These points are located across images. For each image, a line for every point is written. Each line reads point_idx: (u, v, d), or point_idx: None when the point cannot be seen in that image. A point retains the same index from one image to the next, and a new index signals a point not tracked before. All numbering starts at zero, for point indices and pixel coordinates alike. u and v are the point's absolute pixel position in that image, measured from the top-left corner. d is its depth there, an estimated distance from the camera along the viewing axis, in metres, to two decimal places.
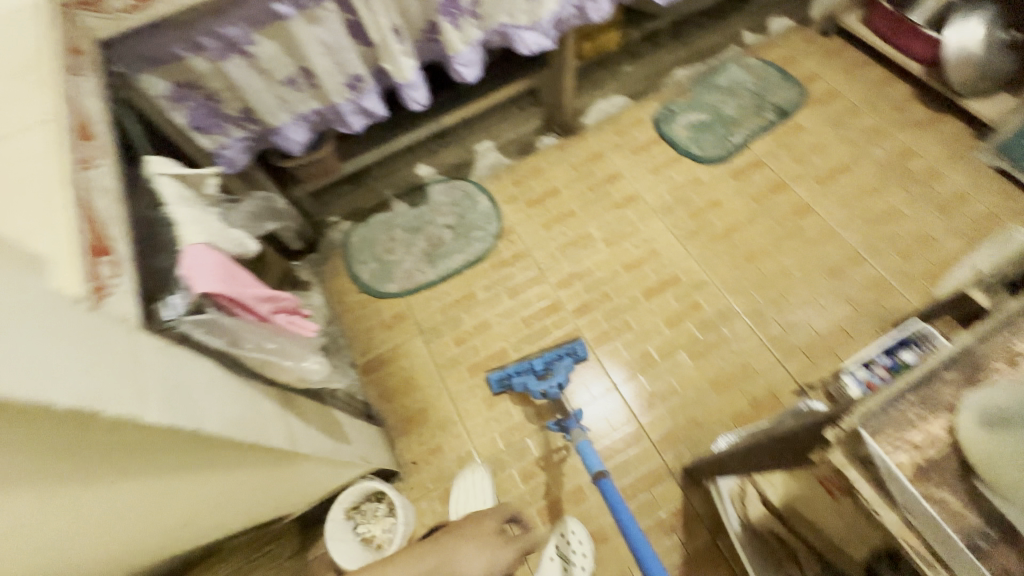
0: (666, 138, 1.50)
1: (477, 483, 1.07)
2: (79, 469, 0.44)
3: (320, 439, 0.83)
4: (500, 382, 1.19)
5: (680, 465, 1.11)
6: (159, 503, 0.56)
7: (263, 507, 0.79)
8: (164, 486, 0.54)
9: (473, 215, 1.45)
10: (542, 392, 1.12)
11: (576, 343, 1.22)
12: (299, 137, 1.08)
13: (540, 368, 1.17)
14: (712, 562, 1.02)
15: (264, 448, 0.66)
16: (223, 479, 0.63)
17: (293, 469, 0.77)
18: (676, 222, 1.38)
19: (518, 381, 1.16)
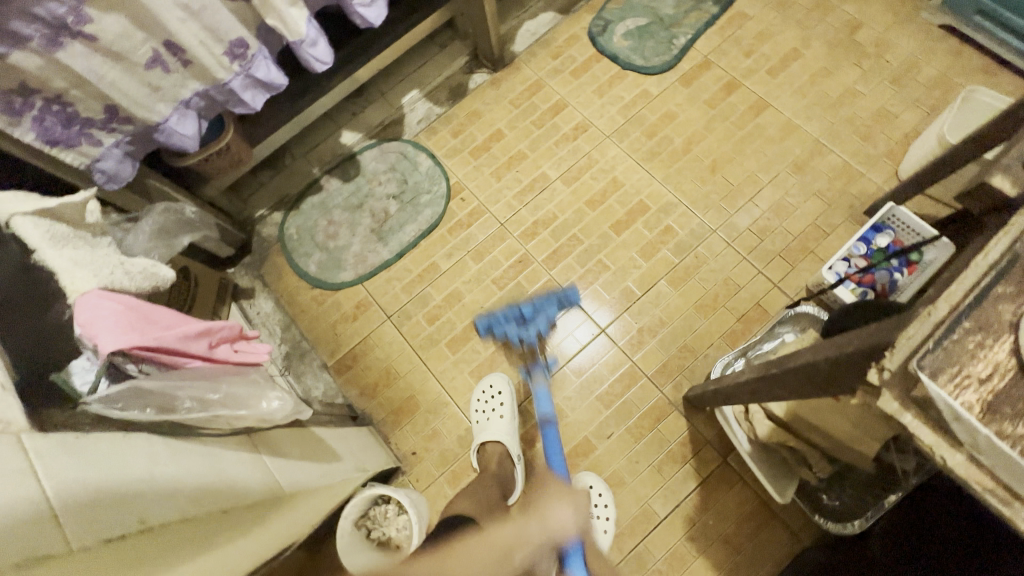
0: (606, 52, 1.37)
1: (496, 402, 1.08)
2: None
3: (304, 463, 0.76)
4: (486, 327, 1.12)
5: (679, 395, 1.10)
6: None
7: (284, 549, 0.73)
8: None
9: (416, 178, 1.31)
10: (519, 339, 1.12)
11: (569, 288, 1.15)
12: (191, 131, 0.90)
13: (527, 314, 1.12)
14: (728, 482, 1.04)
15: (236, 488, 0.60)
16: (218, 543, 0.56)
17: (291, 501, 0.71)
18: (634, 145, 1.29)
19: (506, 329, 1.11)
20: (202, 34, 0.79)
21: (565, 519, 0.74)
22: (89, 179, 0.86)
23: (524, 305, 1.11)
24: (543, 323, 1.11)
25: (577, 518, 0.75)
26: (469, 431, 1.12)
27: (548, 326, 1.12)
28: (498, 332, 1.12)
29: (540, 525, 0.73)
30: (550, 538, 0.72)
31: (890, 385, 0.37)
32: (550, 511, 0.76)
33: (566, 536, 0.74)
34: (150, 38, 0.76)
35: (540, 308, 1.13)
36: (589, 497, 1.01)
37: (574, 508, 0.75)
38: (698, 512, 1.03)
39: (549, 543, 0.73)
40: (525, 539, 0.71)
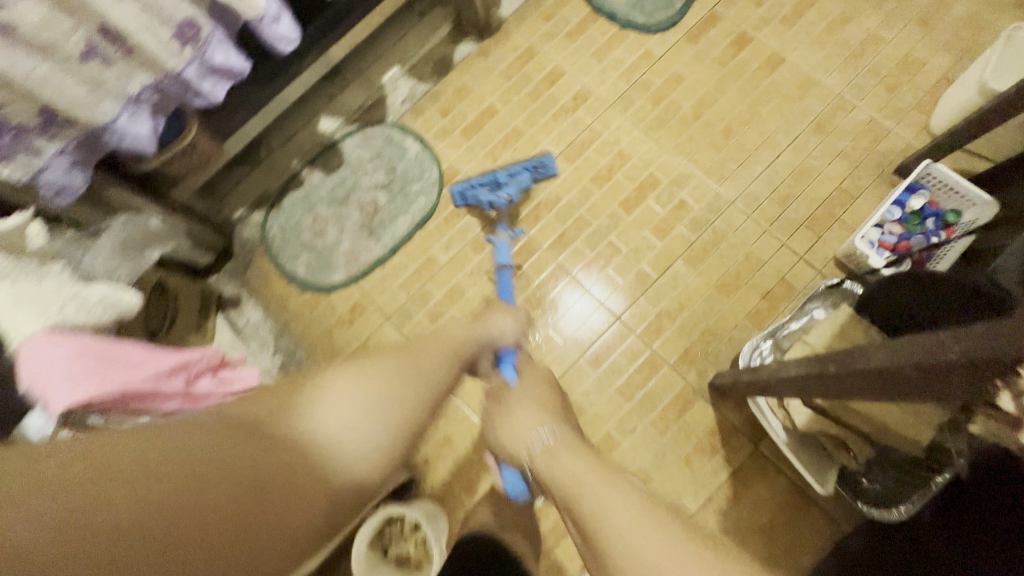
0: (603, 11, 1.24)
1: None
2: None
3: None
4: (462, 196, 1.14)
5: (704, 383, 1.03)
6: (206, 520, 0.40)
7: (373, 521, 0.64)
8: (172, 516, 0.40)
9: (405, 165, 1.21)
10: (490, 204, 1.12)
11: (544, 156, 1.14)
12: (145, 129, 0.79)
13: (501, 179, 1.12)
14: (760, 471, 0.98)
15: None
16: None
17: None
18: (640, 112, 1.18)
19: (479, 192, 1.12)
20: (143, 16, 0.68)
21: (503, 331, 0.70)
22: (34, 194, 0.75)
23: (499, 170, 1.11)
24: (516, 186, 1.11)
25: (514, 329, 0.72)
26: (483, 434, 1.05)
27: (520, 189, 1.11)
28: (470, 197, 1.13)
29: (480, 328, 0.68)
30: (489, 340, 0.68)
31: None
32: (493, 319, 0.71)
33: (503, 342, 0.71)
34: (82, 24, 0.65)
35: (514, 175, 1.13)
36: None
37: (512, 319, 0.73)
38: (731, 504, 0.97)
39: (491, 345, 0.69)
40: (469, 336, 0.63)
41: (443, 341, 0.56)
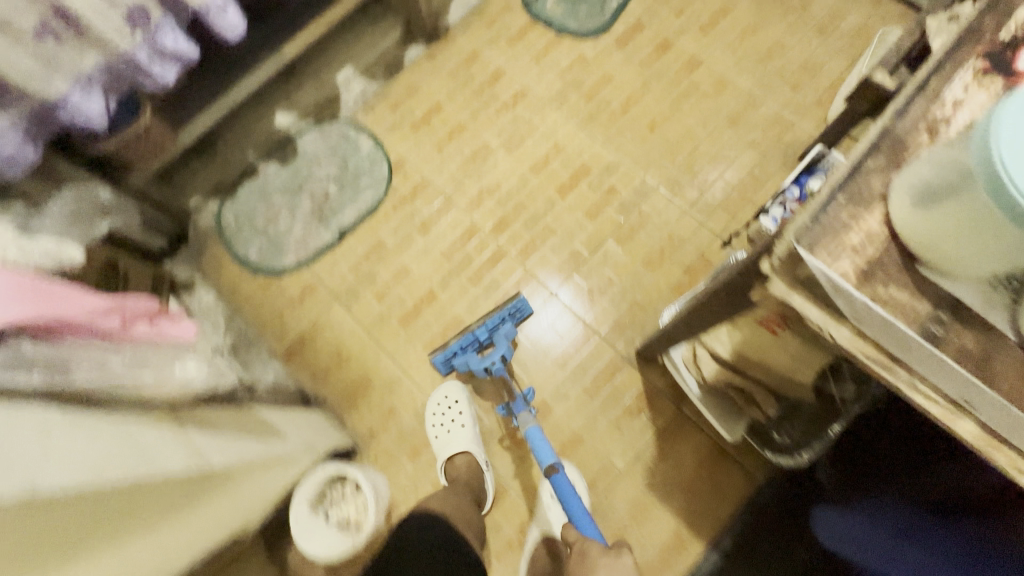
0: (540, 19, 1.36)
1: (454, 412, 1.05)
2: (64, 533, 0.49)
3: (248, 443, 0.74)
4: (446, 363, 1.08)
5: (632, 350, 1.11)
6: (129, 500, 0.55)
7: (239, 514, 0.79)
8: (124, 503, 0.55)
9: (357, 159, 1.28)
10: (485, 369, 1.03)
11: (519, 300, 1.11)
12: (97, 107, 0.85)
13: (484, 339, 1.08)
14: (682, 430, 1.06)
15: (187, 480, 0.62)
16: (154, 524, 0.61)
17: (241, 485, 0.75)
18: (574, 109, 1.29)
19: (461, 359, 1.06)
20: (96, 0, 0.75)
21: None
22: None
23: (478, 329, 1.07)
24: (503, 343, 1.05)
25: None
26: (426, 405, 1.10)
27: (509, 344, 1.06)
28: (460, 368, 1.06)
29: None
30: None
31: (780, 272, 0.37)
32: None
33: None
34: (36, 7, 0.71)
35: (496, 328, 1.09)
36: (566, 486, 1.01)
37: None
38: (657, 463, 1.04)
39: None
40: None
41: None
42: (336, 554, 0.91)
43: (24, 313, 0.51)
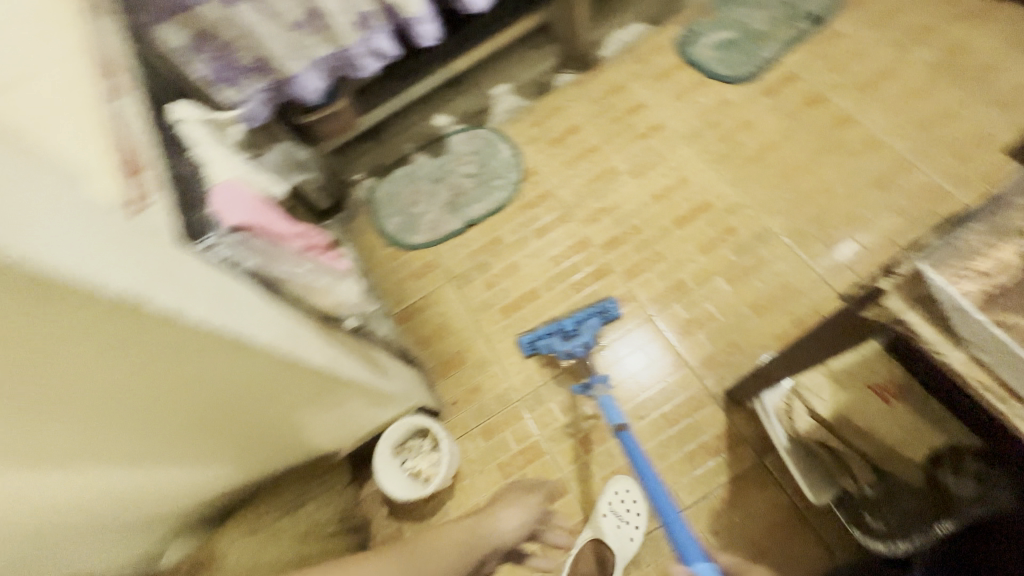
0: (689, 61, 1.43)
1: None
2: (224, 378, 0.61)
3: (360, 367, 0.85)
4: (530, 345, 1.17)
5: (721, 389, 1.10)
6: (274, 376, 0.67)
7: (330, 430, 0.90)
8: (272, 376, 0.66)
9: (495, 163, 1.43)
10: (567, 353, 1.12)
11: (607, 301, 1.18)
12: (315, 85, 1.06)
13: (570, 328, 1.14)
14: (759, 483, 1.01)
15: (314, 379, 0.73)
16: (274, 401, 0.72)
17: (341, 404, 0.85)
18: (708, 148, 1.32)
19: (545, 343, 1.14)
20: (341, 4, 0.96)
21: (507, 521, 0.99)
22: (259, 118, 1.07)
23: (565, 318, 1.13)
24: (588, 333, 1.13)
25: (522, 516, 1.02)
26: (508, 391, 1.18)
27: (593, 336, 1.13)
28: (542, 349, 1.15)
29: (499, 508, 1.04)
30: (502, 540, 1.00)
31: None
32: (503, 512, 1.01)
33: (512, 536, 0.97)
34: (301, 5, 0.93)
35: (583, 321, 1.15)
36: (622, 499, 1.04)
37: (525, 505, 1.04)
38: (725, 508, 1.01)
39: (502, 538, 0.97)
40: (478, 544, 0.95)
41: (441, 552, 0.88)
42: (405, 496, 1.01)
43: (250, 218, 0.68)
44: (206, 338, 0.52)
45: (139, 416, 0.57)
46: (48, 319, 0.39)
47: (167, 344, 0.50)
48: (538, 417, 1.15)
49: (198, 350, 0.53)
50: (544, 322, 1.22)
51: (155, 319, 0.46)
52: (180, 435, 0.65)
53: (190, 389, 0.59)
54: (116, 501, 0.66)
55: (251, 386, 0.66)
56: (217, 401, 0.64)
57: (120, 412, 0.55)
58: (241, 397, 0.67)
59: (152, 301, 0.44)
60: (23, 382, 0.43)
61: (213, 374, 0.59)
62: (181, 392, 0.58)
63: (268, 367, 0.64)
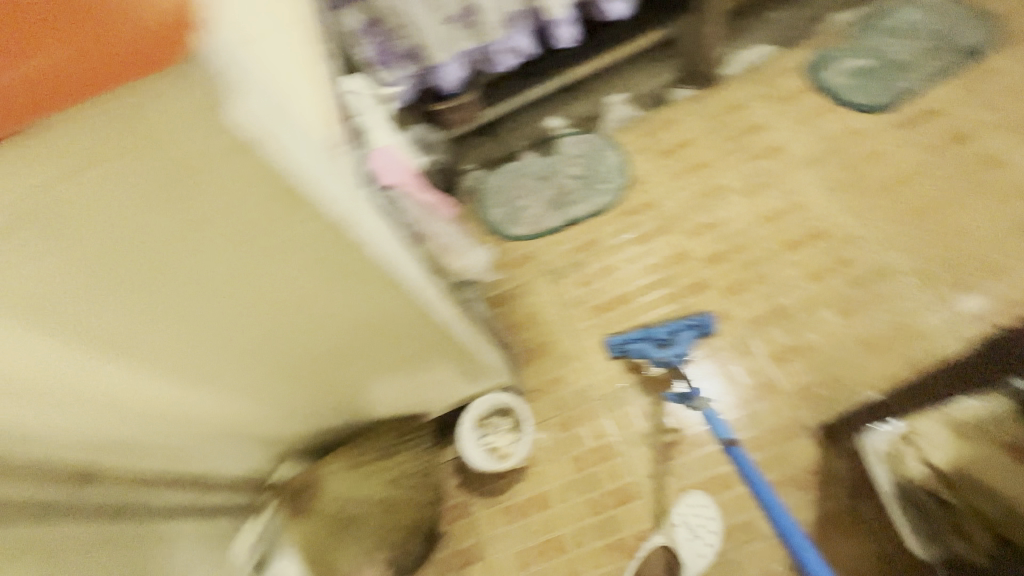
0: (819, 85, 1.39)
1: None
2: (370, 312, 0.68)
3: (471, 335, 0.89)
4: (619, 346, 1.19)
5: (817, 422, 1.05)
6: (406, 319, 0.73)
7: (432, 393, 0.95)
8: (405, 318, 0.72)
9: (602, 167, 1.46)
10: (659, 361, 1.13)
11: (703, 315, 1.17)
12: (455, 75, 1.15)
13: (664, 337, 1.16)
14: (850, 526, 0.97)
15: (435, 331, 0.78)
16: (398, 347, 0.78)
17: (447, 367, 0.90)
18: (829, 174, 1.27)
19: (636, 347, 1.16)
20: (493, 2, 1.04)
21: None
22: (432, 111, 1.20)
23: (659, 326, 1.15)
24: (682, 344, 1.14)
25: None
26: (589, 387, 1.19)
27: (686, 348, 1.14)
28: (633, 353, 1.16)
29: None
30: None
31: None
32: None
33: None
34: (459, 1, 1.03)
35: (676, 332, 1.16)
36: (697, 514, 1.03)
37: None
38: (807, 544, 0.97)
39: None
40: None
41: None
42: (483, 467, 1.05)
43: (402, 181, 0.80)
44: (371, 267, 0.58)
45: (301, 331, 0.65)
46: (280, 220, 0.47)
47: (342, 267, 0.57)
48: (617, 418, 1.15)
49: (364, 280, 0.60)
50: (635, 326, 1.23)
51: (347, 241, 0.53)
52: (321, 357, 0.73)
53: (343, 315, 0.66)
54: (262, 402, 0.77)
55: (387, 326, 0.73)
56: (356, 333, 0.71)
57: (291, 322, 0.63)
58: (375, 334, 0.73)
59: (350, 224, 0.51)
60: (243, 273, 0.52)
61: (363, 306, 0.65)
62: (336, 316, 0.65)
63: (404, 309, 0.70)
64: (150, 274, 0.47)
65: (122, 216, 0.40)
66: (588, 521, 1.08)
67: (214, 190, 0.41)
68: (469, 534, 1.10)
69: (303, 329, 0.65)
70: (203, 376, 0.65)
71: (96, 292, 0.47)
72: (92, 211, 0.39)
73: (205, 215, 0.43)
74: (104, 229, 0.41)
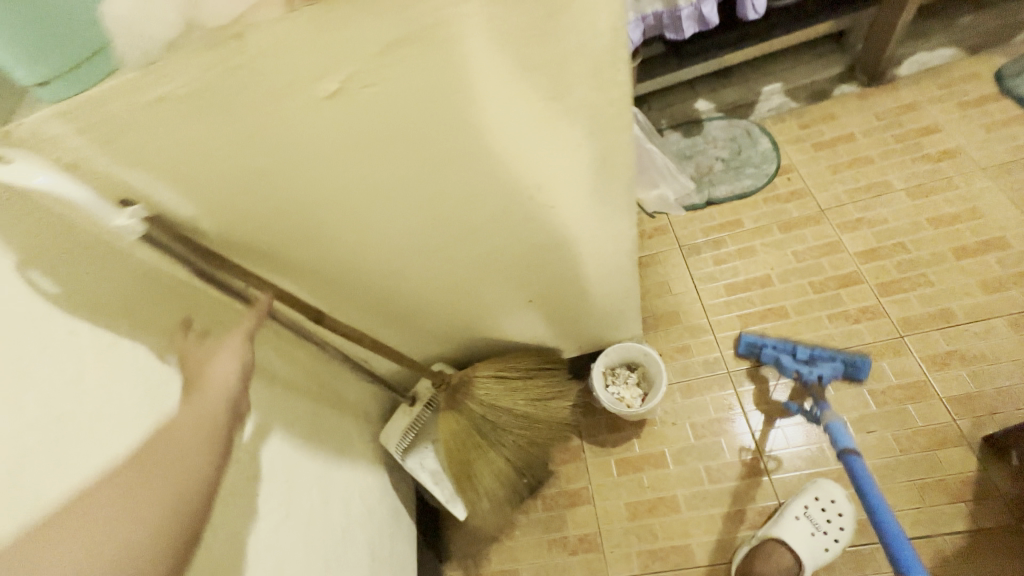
0: (1011, 93, 1.30)
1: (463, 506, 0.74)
2: (567, 230, 0.74)
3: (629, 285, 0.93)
4: (750, 345, 1.15)
5: (977, 434, 0.98)
6: (590, 246, 0.79)
7: (571, 327, 1.02)
8: (590, 244, 0.78)
9: (750, 153, 1.44)
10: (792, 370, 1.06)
11: (863, 358, 1.06)
12: (634, 37, 1.19)
13: (802, 354, 1.09)
14: (1007, 546, 0.90)
15: (605, 262, 0.84)
16: (568, 272, 0.84)
17: (596, 304, 0.96)
18: (1015, 185, 1.19)
19: (769, 352, 1.10)
20: None
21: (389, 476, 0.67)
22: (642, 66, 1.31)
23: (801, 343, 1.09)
24: (826, 368, 1.04)
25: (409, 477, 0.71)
26: (717, 361, 1.18)
27: (830, 375, 1.04)
28: (765, 358, 1.11)
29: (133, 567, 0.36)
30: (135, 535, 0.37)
31: None
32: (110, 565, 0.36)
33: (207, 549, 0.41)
34: None
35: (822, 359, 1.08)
36: (822, 509, 0.97)
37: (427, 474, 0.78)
38: (957, 556, 0.91)
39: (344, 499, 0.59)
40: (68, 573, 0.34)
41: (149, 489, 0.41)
42: (608, 406, 1.07)
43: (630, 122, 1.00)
44: (595, 178, 0.65)
45: (505, 232, 0.72)
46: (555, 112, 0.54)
47: (576, 172, 0.63)
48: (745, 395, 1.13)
49: (585, 196, 0.68)
50: (772, 309, 1.21)
51: (599, 149, 0.60)
52: (505, 264, 0.80)
53: (546, 228, 0.73)
54: (444, 296, 0.86)
55: (571, 252, 0.79)
56: (543, 249, 0.78)
57: (507, 226, 0.71)
58: (558, 254, 0.80)
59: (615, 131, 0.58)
60: (506, 162, 0.59)
61: (567, 220, 0.72)
62: (541, 226, 0.72)
63: (595, 231, 0.76)
64: (438, 150, 0.56)
65: (480, 61, 0.47)
66: (705, 488, 1.06)
67: (546, 67, 0.50)
68: (579, 477, 1.13)
69: (507, 234, 0.73)
70: (418, 258, 0.75)
71: (405, 147, 0.55)
72: (439, 69, 0.47)
73: (525, 90, 0.51)
74: (436, 89, 0.49)
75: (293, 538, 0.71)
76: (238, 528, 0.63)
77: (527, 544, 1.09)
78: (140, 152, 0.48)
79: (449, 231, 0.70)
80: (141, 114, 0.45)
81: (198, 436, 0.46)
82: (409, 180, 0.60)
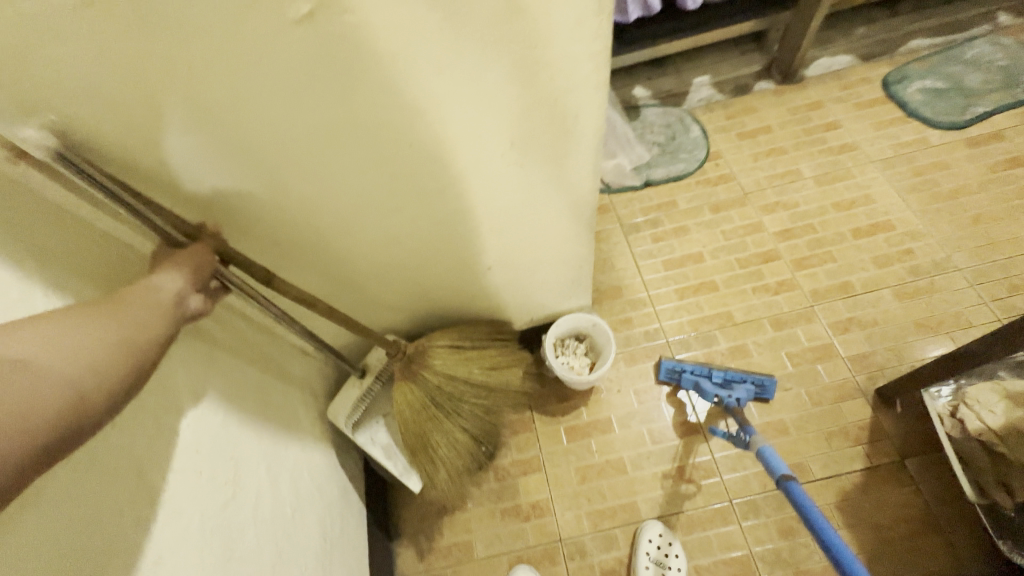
0: (895, 98, 1.50)
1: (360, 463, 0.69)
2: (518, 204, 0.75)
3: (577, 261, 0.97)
4: (670, 372, 1.16)
5: (871, 388, 1.13)
6: (538, 222, 0.81)
7: (518, 301, 1.04)
8: (538, 220, 0.80)
9: (683, 139, 1.53)
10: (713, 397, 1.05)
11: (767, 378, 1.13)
12: None
13: (719, 379, 1.10)
14: (895, 480, 1.05)
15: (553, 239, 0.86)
16: (515, 246, 0.86)
17: (544, 280, 0.98)
18: (898, 176, 1.38)
19: (689, 378, 1.12)
20: None
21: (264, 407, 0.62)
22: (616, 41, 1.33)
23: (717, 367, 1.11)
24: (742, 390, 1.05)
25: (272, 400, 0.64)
26: (656, 332, 1.25)
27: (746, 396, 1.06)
28: (686, 383, 1.12)
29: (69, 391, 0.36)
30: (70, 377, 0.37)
31: None
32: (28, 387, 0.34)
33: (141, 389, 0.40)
34: None
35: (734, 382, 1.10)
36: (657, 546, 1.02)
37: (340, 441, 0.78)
38: (856, 492, 1.05)
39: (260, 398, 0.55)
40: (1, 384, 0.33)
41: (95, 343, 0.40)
42: (560, 375, 1.10)
43: None
44: (550, 154, 0.66)
45: (458, 201, 0.72)
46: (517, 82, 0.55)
47: (532, 147, 0.64)
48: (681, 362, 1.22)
49: (539, 170, 0.69)
50: (704, 283, 1.30)
51: (557, 124, 0.62)
52: (455, 235, 0.80)
53: (498, 201, 0.74)
54: (392, 263, 0.84)
55: (519, 227, 0.81)
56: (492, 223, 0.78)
57: (457, 196, 0.70)
58: (506, 229, 0.81)
59: (572, 108, 0.60)
60: (464, 129, 0.59)
61: (519, 195, 0.73)
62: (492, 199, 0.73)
63: (545, 208, 0.78)
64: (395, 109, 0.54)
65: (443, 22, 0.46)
66: (648, 448, 1.13)
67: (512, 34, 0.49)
68: (530, 446, 1.15)
69: (457, 206, 0.72)
70: (366, 222, 0.72)
71: (357, 102, 0.52)
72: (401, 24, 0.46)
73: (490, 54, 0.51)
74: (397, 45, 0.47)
75: (243, 517, 0.66)
76: (182, 513, 0.56)
77: (481, 515, 1.09)
78: (58, 79, 0.43)
79: (399, 197, 0.68)
80: (72, 16, 0.39)
81: (151, 306, 0.47)
82: (360, 138, 0.57)
